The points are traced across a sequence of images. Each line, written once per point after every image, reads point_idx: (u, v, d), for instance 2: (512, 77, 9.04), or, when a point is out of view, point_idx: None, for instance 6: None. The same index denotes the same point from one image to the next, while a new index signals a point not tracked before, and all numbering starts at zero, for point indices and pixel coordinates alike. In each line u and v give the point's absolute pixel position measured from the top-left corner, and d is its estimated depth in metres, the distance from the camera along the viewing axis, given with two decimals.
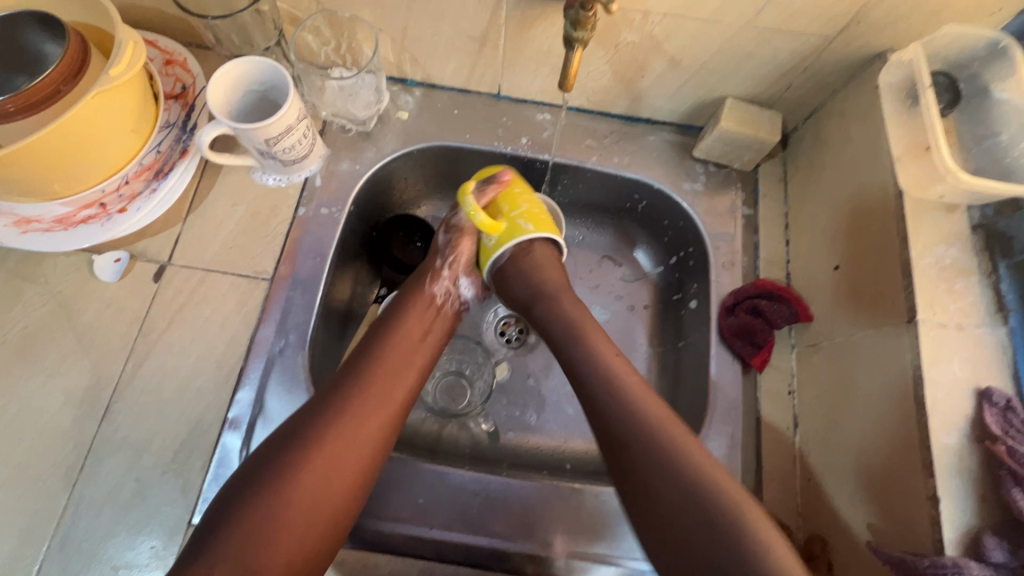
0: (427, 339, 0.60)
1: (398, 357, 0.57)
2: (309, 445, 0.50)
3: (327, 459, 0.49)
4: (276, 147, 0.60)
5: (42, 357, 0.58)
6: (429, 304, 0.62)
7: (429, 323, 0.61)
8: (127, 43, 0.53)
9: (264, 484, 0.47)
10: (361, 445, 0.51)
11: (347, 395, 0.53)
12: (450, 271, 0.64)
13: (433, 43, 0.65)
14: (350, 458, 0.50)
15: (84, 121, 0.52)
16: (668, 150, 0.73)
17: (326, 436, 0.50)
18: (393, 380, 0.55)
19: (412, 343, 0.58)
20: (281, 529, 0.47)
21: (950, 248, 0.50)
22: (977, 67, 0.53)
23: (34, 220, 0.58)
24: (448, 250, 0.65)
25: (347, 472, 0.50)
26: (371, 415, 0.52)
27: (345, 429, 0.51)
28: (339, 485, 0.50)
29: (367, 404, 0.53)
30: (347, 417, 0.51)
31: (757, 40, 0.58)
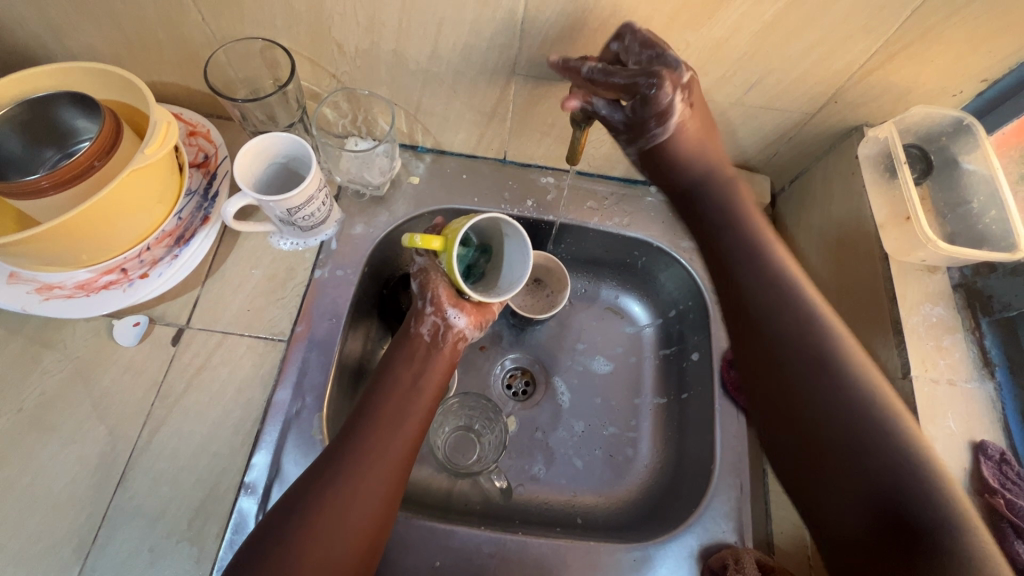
0: (425, 381, 0.61)
1: (398, 401, 0.58)
2: (314, 500, 0.51)
3: (335, 510, 0.50)
4: (296, 215, 0.63)
5: (58, 424, 0.58)
6: (420, 345, 0.62)
7: (421, 367, 0.61)
8: (161, 124, 0.56)
9: (274, 546, 0.48)
10: (367, 495, 0.52)
11: (348, 447, 0.54)
12: (434, 305, 0.62)
13: (445, 115, 0.69)
14: (357, 510, 0.51)
15: (117, 196, 0.54)
16: (665, 210, 0.77)
17: (330, 491, 0.51)
18: (391, 428, 0.56)
19: (404, 392, 0.59)
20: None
21: (935, 306, 0.54)
22: (946, 141, 0.59)
23: (57, 287, 0.60)
24: (431, 285, 0.62)
25: (355, 525, 0.51)
26: (374, 463, 0.53)
27: (348, 480, 0.52)
28: (349, 538, 0.50)
29: (371, 451, 0.54)
30: (350, 468, 0.52)
31: (745, 114, 0.63)
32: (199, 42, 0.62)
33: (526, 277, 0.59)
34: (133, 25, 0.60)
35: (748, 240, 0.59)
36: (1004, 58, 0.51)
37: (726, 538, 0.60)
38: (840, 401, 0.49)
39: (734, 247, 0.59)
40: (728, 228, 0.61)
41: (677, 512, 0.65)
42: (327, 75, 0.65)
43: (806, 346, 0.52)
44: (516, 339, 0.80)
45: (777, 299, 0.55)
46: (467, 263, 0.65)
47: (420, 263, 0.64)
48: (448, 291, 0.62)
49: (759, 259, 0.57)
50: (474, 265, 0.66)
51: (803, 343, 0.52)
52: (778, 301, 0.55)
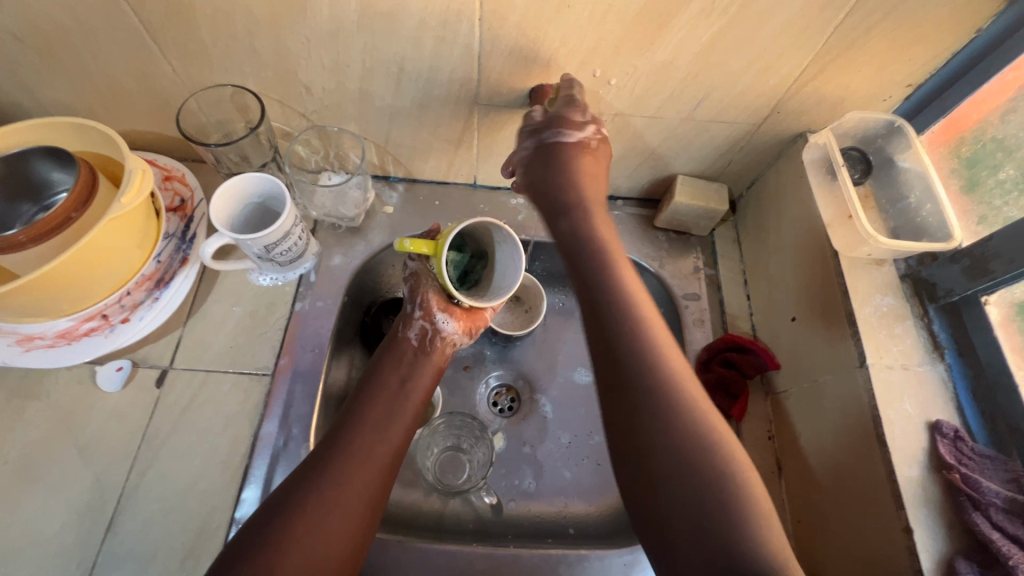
0: (412, 383, 0.62)
1: (383, 406, 0.59)
2: (300, 505, 0.50)
3: (319, 513, 0.50)
4: (274, 251, 0.65)
5: (44, 474, 0.58)
6: (407, 350, 0.64)
7: (408, 372, 0.63)
8: (136, 171, 0.58)
9: (254, 552, 0.47)
10: (353, 497, 0.52)
11: (333, 450, 0.54)
12: (424, 311, 0.65)
13: (413, 146, 0.72)
14: (341, 513, 0.51)
15: (95, 245, 0.56)
16: (632, 222, 0.81)
17: (315, 495, 0.51)
18: (376, 432, 0.57)
19: (393, 393, 0.61)
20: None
21: (885, 297, 0.58)
22: (882, 142, 0.63)
23: (37, 337, 0.60)
24: (421, 291, 0.65)
25: (341, 528, 0.50)
26: (359, 465, 0.54)
27: (333, 484, 0.52)
28: (332, 543, 0.49)
29: (356, 455, 0.54)
30: (336, 471, 0.53)
31: (697, 128, 0.67)
32: (171, 91, 0.64)
33: (518, 284, 0.60)
34: (105, 79, 0.62)
35: (610, 285, 0.55)
36: (923, 65, 0.56)
37: None
38: (663, 454, 0.45)
39: (597, 286, 0.55)
40: (590, 258, 0.57)
41: None
42: (297, 115, 0.67)
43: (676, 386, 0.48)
44: (498, 356, 0.82)
45: (636, 358, 0.49)
46: (463, 269, 0.66)
47: (411, 268, 0.67)
48: (437, 297, 0.64)
49: (616, 312, 0.53)
50: (470, 271, 0.66)
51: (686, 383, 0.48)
52: (642, 355, 0.50)
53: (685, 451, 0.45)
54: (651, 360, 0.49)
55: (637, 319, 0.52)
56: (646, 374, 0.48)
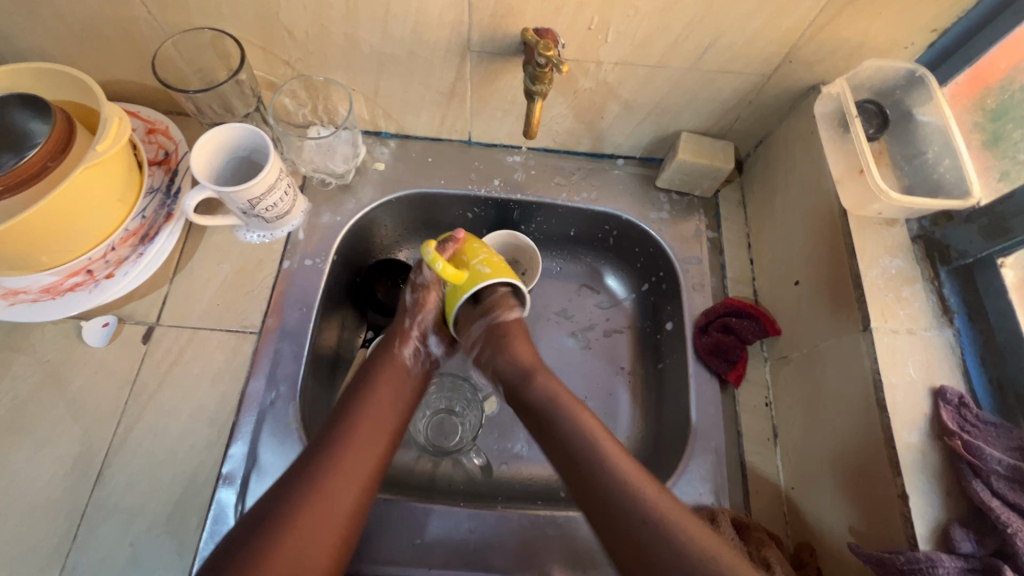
0: (401, 398, 0.62)
1: (372, 419, 0.58)
2: (289, 515, 0.49)
3: (307, 528, 0.49)
4: (259, 207, 0.63)
5: (32, 426, 0.58)
6: (399, 367, 0.64)
7: (399, 389, 0.62)
8: (112, 119, 0.55)
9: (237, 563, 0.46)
10: (338, 511, 0.51)
11: (322, 462, 0.53)
12: (420, 331, 0.66)
13: (404, 98, 0.69)
14: (327, 527, 0.50)
15: (71, 196, 0.54)
16: (632, 181, 0.77)
17: (305, 501, 0.51)
18: (363, 446, 0.56)
19: (382, 406, 0.60)
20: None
21: (895, 259, 0.54)
22: (901, 94, 0.59)
23: (21, 292, 0.59)
24: (421, 312, 0.66)
25: (326, 540, 0.50)
26: (346, 479, 0.53)
27: (319, 494, 0.51)
28: (317, 556, 0.49)
29: (343, 469, 0.53)
30: (323, 484, 0.52)
31: (703, 79, 0.63)
32: (148, 36, 0.61)
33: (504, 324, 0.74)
34: (78, 21, 0.59)
35: (536, 373, 0.62)
36: (950, 7, 0.52)
37: (703, 499, 0.61)
38: (631, 526, 0.49)
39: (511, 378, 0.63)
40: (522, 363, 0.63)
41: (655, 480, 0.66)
42: (281, 63, 0.64)
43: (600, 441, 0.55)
44: None
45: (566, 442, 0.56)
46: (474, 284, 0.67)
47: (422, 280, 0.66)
48: (436, 320, 0.67)
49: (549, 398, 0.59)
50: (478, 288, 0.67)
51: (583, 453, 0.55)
52: (571, 432, 0.56)
53: (627, 511, 0.50)
54: (577, 438, 0.56)
55: (559, 404, 0.59)
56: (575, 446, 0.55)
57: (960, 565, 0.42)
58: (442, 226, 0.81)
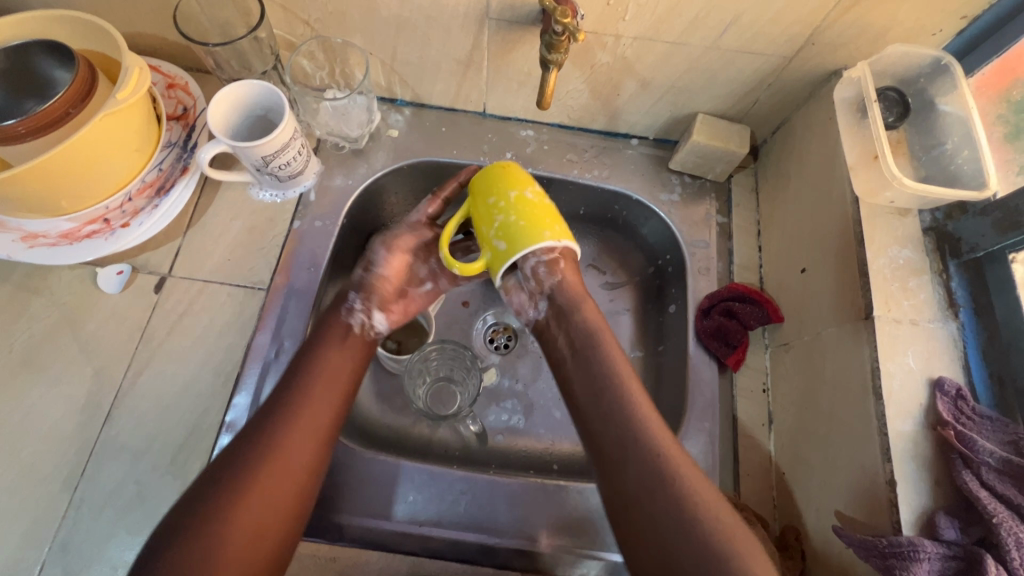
0: (350, 356, 0.59)
1: (323, 373, 0.56)
2: (247, 469, 0.49)
3: (266, 486, 0.49)
4: (272, 164, 0.63)
5: (47, 365, 0.60)
6: (343, 334, 0.60)
7: (345, 348, 0.60)
8: (133, 69, 0.56)
9: (196, 522, 0.46)
10: (296, 469, 0.51)
11: (279, 420, 0.52)
12: (369, 302, 0.64)
13: (421, 65, 0.69)
14: (285, 485, 0.50)
15: (91, 142, 0.55)
16: (645, 162, 0.77)
17: (264, 454, 0.50)
18: (319, 403, 0.54)
19: (336, 362, 0.58)
20: (218, 565, 0.44)
21: (904, 249, 0.54)
22: (924, 83, 0.58)
23: (41, 235, 0.61)
24: (376, 284, 0.65)
25: (281, 499, 0.49)
26: (300, 437, 0.52)
27: (277, 451, 0.50)
28: (281, 507, 0.49)
29: (298, 421, 0.52)
30: (284, 431, 0.51)
31: (722, 59, 0.62)
32: None
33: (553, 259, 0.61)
34: None
35: (589, 330, 0.59)
36: None
37: None
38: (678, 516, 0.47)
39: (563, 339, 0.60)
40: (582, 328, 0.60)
41: None
42: (300, 23, 0.64)
43: (647, 421, 0.52)
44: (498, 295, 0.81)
45: (619, 429, 0.52)
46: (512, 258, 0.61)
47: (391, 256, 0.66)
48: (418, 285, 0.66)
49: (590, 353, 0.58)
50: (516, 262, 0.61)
51: (632, 444, 0.51)
52: (622, 419, 0.53)
53: (670, 493, 0.48)
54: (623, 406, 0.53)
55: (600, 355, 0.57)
56: (623, 436, 0.52)
57: (942, 551, 0.42)
58: None
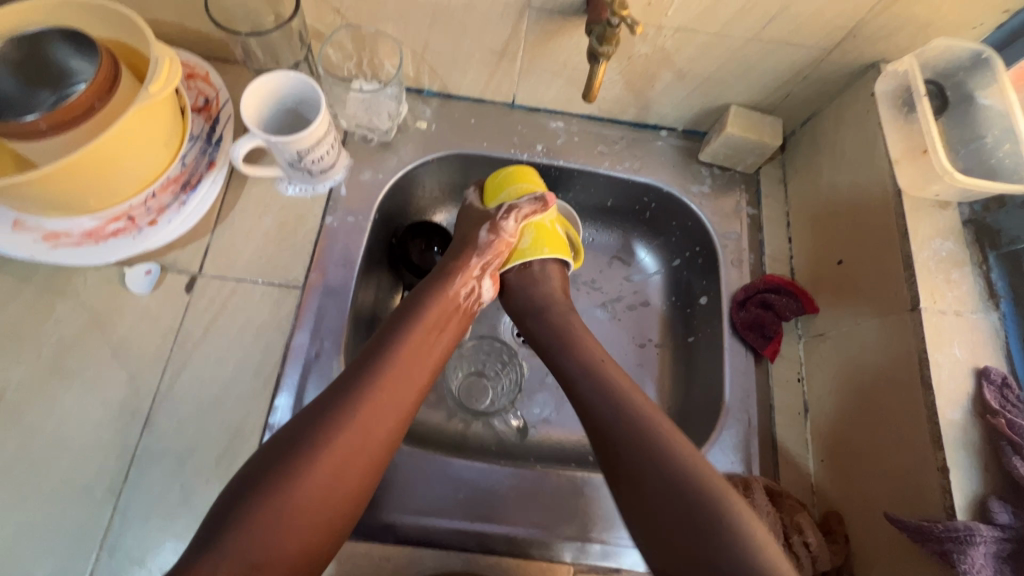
0: (448, 340, 0.62)
1: (417, 358, 0.58)
2: (333, 434, 0.50)
3: (341, 461, 0.50)
4: (306, 159, 0.62)
5: (79, 369, 0.58)
6: (454, 301, 0.63)
7: (449, 324, 0.62)
8: (163, 61, 0.53)
9: (276, 472, 0.48)
10: (370, 445, 0.52)
11: (361, 396, 0.53)
12: (478, 271, 0.66)
13: (453, 55, 0.67)
14: (360, 460, 0.51)
15: (121, 138, 0.53)
16: (674, 153, 0.77)
17: (351, 425, 0.51)
18: (404, 383, 0.56)
19: (432, 344, 0.60)
20: (291, 515, 0.47)
21: (946, 241, 0.55)
22: (963, 76, 0.58)
23: (64, 234, 0.59)
24: (488, 253, 0.66)
25: (354, 473, 0.51)
26: (382, 415, 0.53)
27: (357, 429, 0.51)
28: (352, 479, 0.51)
29: (388, 398, 0.54)
30: (372, 408, 0.53)
31: (762, 51, 0.62)
32: None
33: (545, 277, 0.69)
34: None
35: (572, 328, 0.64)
36: None
37: (734, 468, 0.62)
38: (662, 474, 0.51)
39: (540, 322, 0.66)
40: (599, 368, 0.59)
41: None
42: (330, 11, 0.62)
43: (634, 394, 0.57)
44: None
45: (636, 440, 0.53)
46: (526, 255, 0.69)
47: (495, 228, 0.66)
48: (496, 266, 0.67)
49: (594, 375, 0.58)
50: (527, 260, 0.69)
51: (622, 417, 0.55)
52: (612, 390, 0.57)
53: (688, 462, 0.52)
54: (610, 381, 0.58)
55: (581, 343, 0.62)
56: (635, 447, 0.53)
57: (997, 534, 0.44)
58: None
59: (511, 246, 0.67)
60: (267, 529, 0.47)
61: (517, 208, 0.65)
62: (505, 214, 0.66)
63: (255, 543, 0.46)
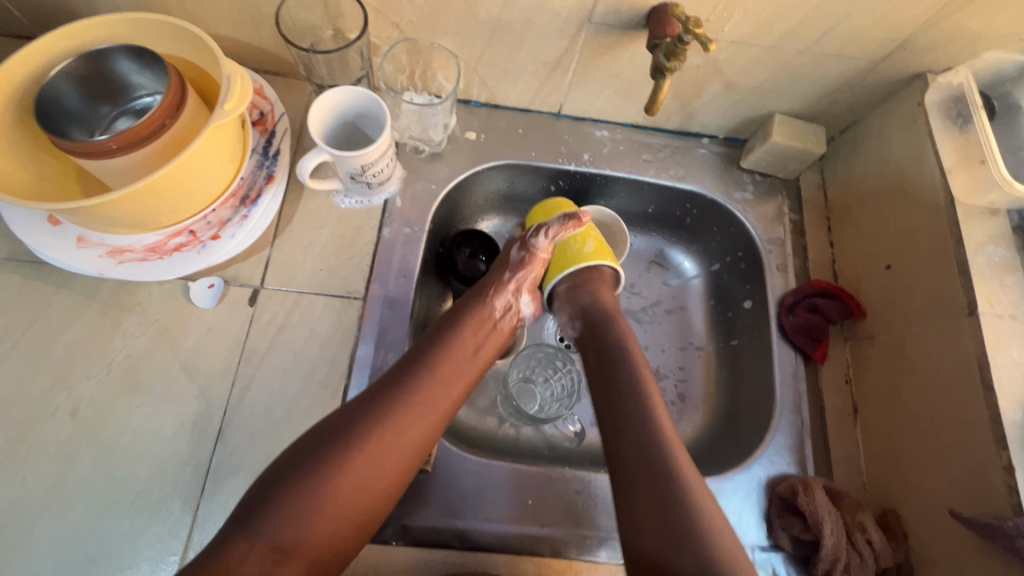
0: (479, 351, 0.63)
1: (445, 370, 0.59)
2: (362, 438, 0.53)
3: (374, 459, 0.52)
4: (368, 172, 0.63)
5: (149, 384, 0.58)
6: (489, 316, 0.65)
7: (482, 338, 0.64)
8: (235, 78, 0.54)
9: (307, 471, 0.50)
10: (402, 449, 0.54)
11: (396, 400, 0.55)
12: (517, 287, 0.67)
13: (507, 67, 0.68)
14: (390, 462, 0.53)
15: (193, 156, 0.53)
16: (716, 161, 0.78)
17: (379, 432, 0.53)
18: (438, 391, 0.58)
19: (461, 355, 0.61)
20: (319, 511, 0.49)
21: (998, 247, 0.57)
22: (1009, 87, 0.60)
23: (129, 250, 0.60)
24: (523, 269, 0.68)
25: (384, 474, 0.53)
26: (416, 421, 0.55)
27: (390, 431, 0.54)
28: (376, 484, 0.52)
29: (416, 408, 0.56)
30: (398, 418, 0.55)
31: (812, 62, 0.64)
32: None
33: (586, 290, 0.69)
34: None
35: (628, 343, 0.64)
36: None
37: (790, 469, 0.64)
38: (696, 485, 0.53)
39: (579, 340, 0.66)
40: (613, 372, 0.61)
41: (739, 450, 0.69)
42: (389, 25, 0.63)
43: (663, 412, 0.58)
44: None
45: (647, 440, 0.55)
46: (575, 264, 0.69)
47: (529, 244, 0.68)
48: (533, 280, 0.68)
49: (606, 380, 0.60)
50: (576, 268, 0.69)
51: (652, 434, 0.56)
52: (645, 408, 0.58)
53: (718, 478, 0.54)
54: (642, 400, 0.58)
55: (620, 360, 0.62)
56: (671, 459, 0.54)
57: None
58: (524, 197, 0.81)
59: (545, 260, 0.69)
60: (296, 522, 0.49)
61: (546, 225, 0.68)
62: (535, 232, 0.68)
63: (282, 530, 0.48)
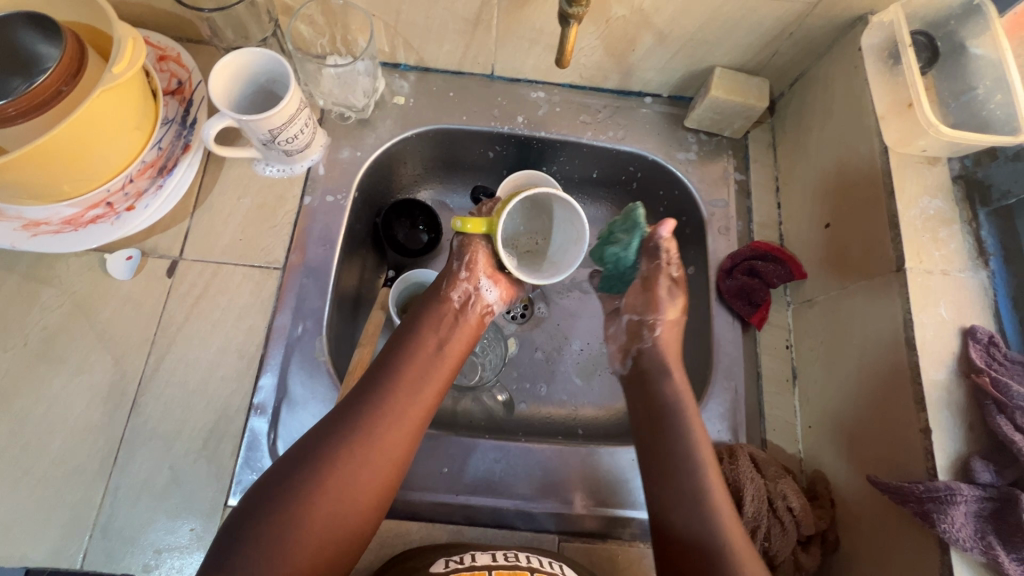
0: (446, 351, 0.59)
1: (416, 375, 0.56)
2: (331, 457, 0.50)
3: (349, 474, 0.49)
4: (280, 137, 0.61)
5: (65, 355, 0.59)
6: (448, 315, 0.61)
7: (446, 337, 0.60)
8: (127, 40, 0.52)
9: (276, 500, 0.47)
10: (378, 458, 0.51)
11: (364, 412, 0.52)
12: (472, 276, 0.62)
13: (426, 26, 0.66)
14: (368, 473, 0.50)
15: (88, 124, 0.51)
16: (660, 120, 0.75)
17: (348, 447, 0.50)
18: (408, 397, 0.55)
19: (429, 359, 0.58)
20: (295, 541, 0.46)
21: (934, 199, 0.54)
22: (954, 25, 0.56)
23: (43, 223, 0.58)
24: (472, 253, 0.61)
25: (359, 492, 0.50)
26: (389, 427, 0.52)
27: (363, 444, 0.51)
28: (357, 502, 0.49)
29: (388, 415, 0.53)
30: (367, 427, 0.52)
31: (745, 8, 0.59)
32: None
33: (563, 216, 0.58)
34: None
35: None
36: None
37: (721, 436, 0.62)
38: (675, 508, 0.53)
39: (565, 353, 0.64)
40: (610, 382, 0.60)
41: None
42: None
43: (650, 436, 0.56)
44: None
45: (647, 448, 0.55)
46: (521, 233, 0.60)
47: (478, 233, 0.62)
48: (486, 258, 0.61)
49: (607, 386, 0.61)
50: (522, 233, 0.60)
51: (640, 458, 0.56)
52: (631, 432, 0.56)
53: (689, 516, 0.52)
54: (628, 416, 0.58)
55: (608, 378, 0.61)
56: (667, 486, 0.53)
57: (978, 493, 0.43)
58: (462, 164, 0.78)
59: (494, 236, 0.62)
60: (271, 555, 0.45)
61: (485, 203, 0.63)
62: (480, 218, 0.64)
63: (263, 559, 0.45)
